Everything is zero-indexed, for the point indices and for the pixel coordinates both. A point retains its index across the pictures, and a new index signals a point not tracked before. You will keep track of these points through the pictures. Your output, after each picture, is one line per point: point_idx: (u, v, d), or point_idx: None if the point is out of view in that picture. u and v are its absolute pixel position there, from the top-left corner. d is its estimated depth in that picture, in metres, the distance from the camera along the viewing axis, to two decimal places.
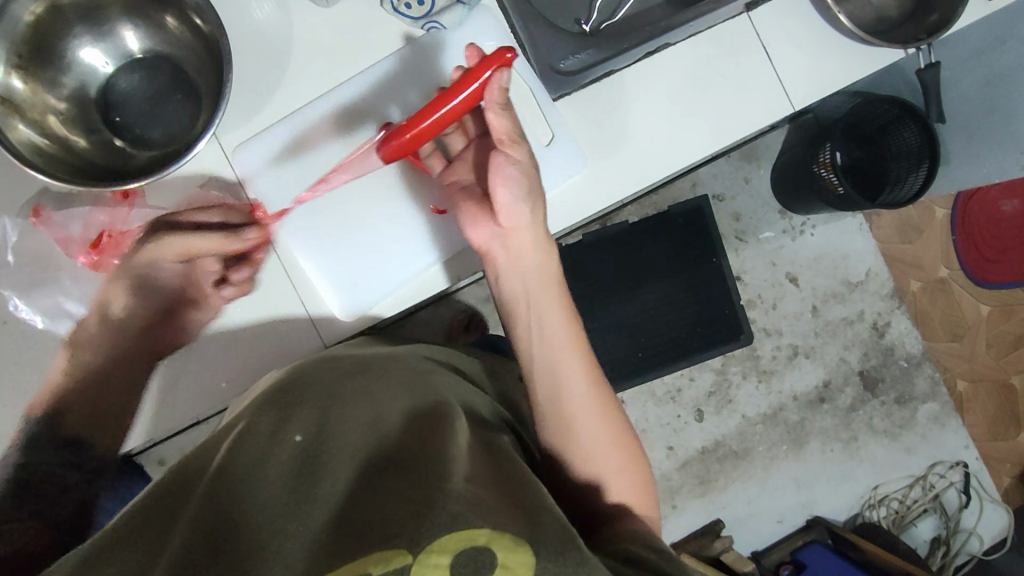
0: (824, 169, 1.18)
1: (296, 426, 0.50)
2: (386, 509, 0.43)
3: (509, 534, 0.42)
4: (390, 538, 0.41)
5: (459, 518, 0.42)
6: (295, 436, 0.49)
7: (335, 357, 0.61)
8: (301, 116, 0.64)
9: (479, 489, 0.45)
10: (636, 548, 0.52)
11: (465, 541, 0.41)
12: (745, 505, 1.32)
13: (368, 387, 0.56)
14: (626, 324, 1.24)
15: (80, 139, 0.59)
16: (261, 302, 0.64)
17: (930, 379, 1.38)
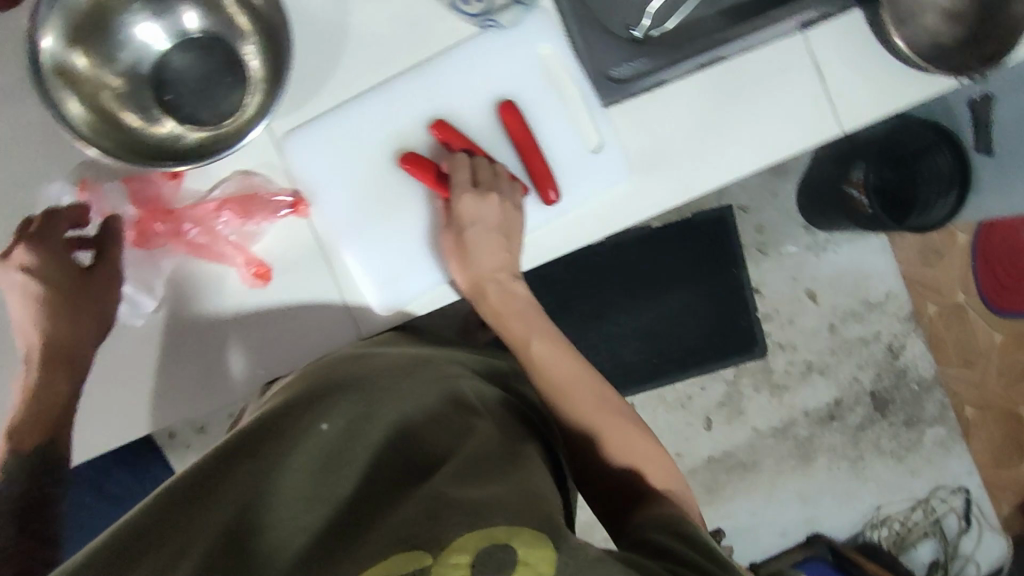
0: (857, 189, 1.19)
1: (323, 417, 0.50)
2: (403, 508, 0.41)
3: (529, 530, 0.39)
4: (405, 536, 0.38)
5: (477, 514, 0.39)
6: (321, 426, 0.50)
7: (369, 351, 0.60)
8: (349, 109, 0.63)
9: (501, 489, 0.43)
10: (661, 537, 0.49)
11: (483, 539, 0.38)
12: (748, 516, 1.32)
13: (396, 385, 0.55)
14: (643, 329, 1.24)
15: (132, 117, 0.59)
16: (301, 290, 0.64)
17: (940, 404, 1.37)
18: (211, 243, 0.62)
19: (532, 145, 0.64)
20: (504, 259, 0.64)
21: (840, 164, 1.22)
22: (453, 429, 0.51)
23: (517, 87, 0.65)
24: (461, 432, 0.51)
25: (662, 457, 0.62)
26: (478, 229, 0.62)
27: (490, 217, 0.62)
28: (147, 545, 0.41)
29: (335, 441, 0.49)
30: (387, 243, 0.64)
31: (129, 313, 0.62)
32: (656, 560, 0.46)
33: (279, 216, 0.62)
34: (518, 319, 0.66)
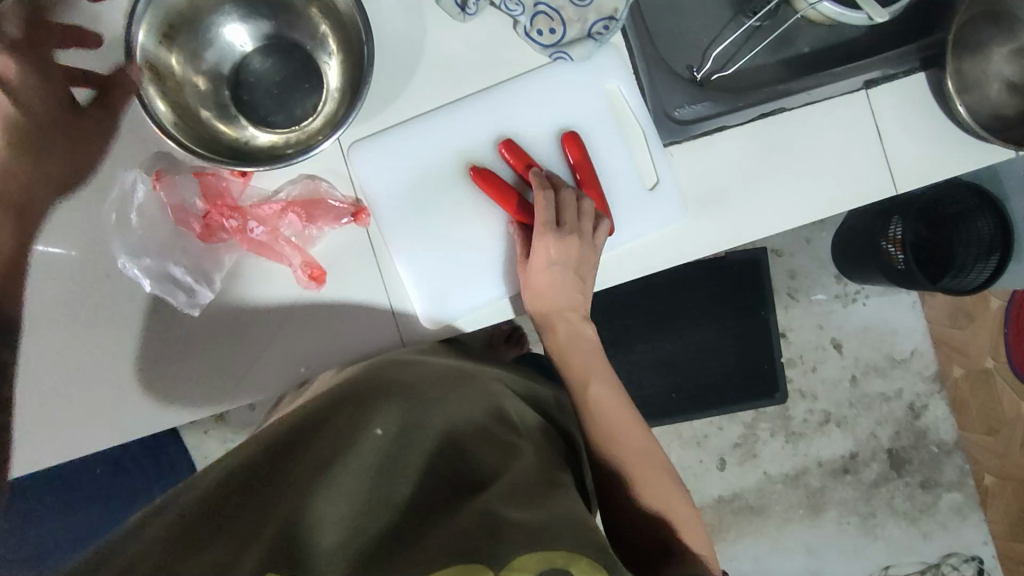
0: (893, 246, 1.18)
1: (377, 421, 0.49)
2: (461, 525, 0.41)
3: (587, 559, 0.39)
4: (468, 551, 0.38)
5: (537, 538, 0.40)
6: (376, 430, 0.48)
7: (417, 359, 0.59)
8: (417, 125, 0.65)
9: (554, 515, 0.43)
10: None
11: (544, 561, 0.38)
12: (752, 562, 1.31)
13: (445, 398, 0.55)
14: (665, 362, 1.25)
15: (210, 114, 0.61)
16: (352, 296, 0.65)
17: (958, 469, 1.35)
18: (273, 242, 0.63)
19: (592, 179, 0.65)
20: (573, 298, 0.66)
21: (881, 217, 1.19)
22: (501, 448, 0.51)
23: (581, 120, 0.67)
24: (509, 452, 0.51)
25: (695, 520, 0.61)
26: (553, 267, 0.64)
27: (568, 258, 0.63)
28: (202, 535, 0.39)
29: (389, 447, 0.47)
30: (452, 260, 0.65)
31: (188, 303, 0.62)
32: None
33: (340, 223, 0.64)
34: (580, 355, 0.67)
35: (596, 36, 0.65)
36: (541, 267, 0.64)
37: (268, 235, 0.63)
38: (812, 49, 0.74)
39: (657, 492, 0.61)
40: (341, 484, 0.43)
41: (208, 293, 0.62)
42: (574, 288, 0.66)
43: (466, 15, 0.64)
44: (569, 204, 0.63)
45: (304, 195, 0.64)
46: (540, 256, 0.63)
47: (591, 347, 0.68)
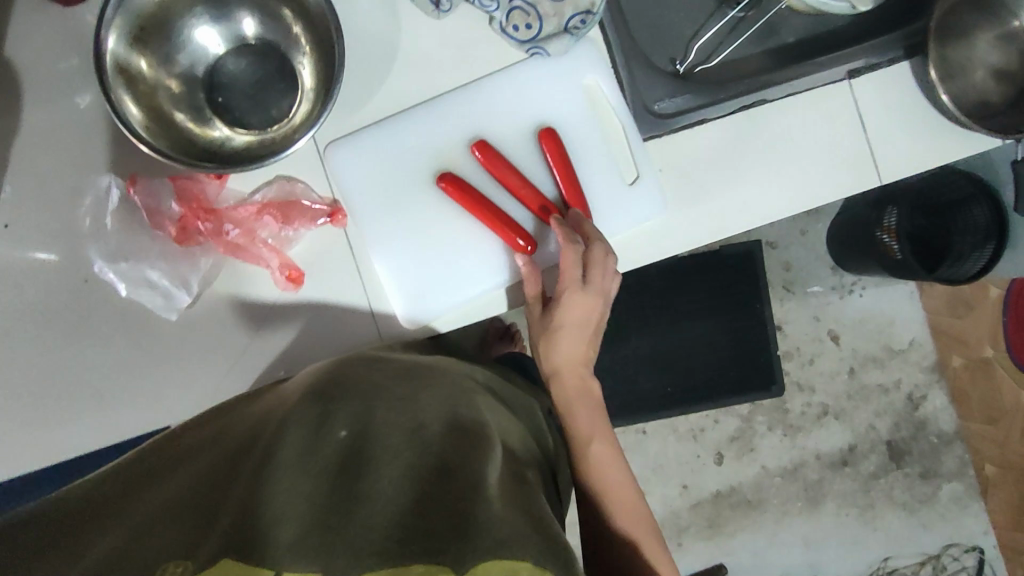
0: (888, 235, 1.17)
1: (343, 421, 0.48)
2: (427, 524, 0.41)
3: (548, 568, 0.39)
4: (430, 552, 0.38)
5: (501, 543, 0.40)
6: (341, 432, 0.47)
7: (382, 359, 0.59)
8: (393, 124, 0.65)
9: (521, 520, 0.43)
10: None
11: (505, 569, 0.38)
12: (751, 555, 1.31)
13: (413, 395, 0.53)
14: (660, 356, 1.24)
15: (185, 117, 0.61)
16: (328, 294, 0.65)
17: (959, 460, 1.34)
18: (249, 244, 0.63)
19: (570, 176, 0.65)
20: (584, 354, 0.65)
21: (875, 208, 1.20)
22: (472, 439, 0.50)
23: (560, 115, 0.66)
24: (479, 445, 0.50)
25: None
26: (568, 318, 0.63)
27: (585, 312, 0.64)
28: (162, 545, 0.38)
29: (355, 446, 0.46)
30: (455, 291, 0.66)
31: (165, 307, 0.62)
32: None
33: (317, 224, 0.64)
34: (586, 414, 0.65)
35: (573, 30, 0.64)
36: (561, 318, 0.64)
37: (245, 237, 0.63)
38: (796, 38, 0.73)
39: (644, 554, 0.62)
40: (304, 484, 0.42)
41: (185, 296, 0.62)
42: (586, 341, 0.65)
43: (441, 13, 0.64)
44: (595, 262, 0.62)
45: (279, 197, 0.64)
46: (565, 307, 0.63)
47: (595, 405, 0.66)
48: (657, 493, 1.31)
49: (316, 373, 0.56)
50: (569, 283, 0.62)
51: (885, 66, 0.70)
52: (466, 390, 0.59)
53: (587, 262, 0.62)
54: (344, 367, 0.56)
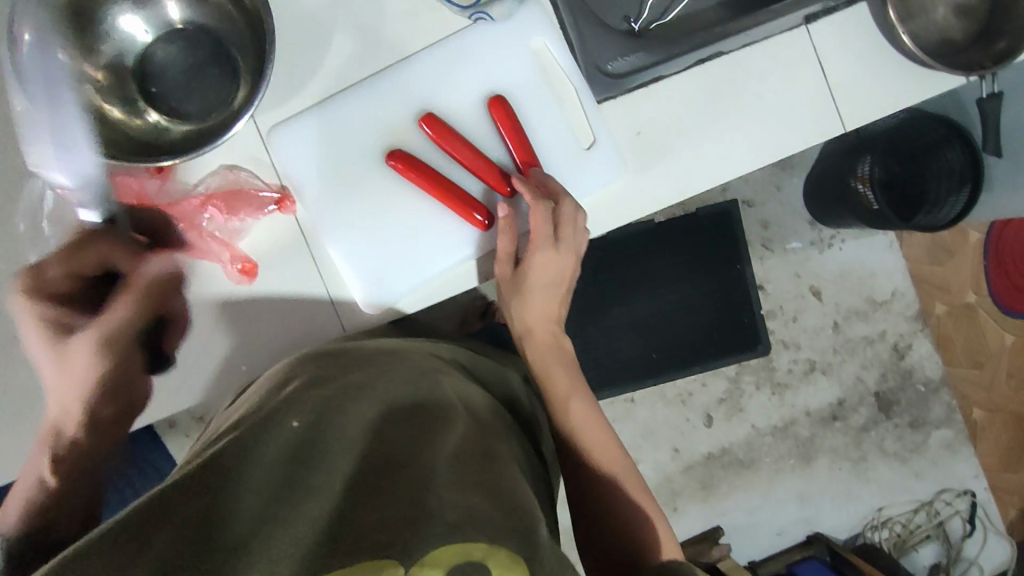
0: (862, 183, 1.16)
1: (294, 418, 0.45)
2: (379, 513, 0.37)
3: (509, 553, 0.36)
4: (381, 539, 0.35)
5: (459, 528, 0.36)
6: (291, 428, 0.44)
7: (344, 351, 0.58)
8: (336, 103, 0.62)
9: (482, 505, 0.40)
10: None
11: (461, 553, 0.34)
12: (746, 515, 1.31)
13: (373, 386, 0.52)
14: (644, 324, 1.22)
15: (115, 110, 0.58)
16: (286, 290, 0.64)
17: (947, 406, 1.34)
18: (197, 239, 0.62)
19: (523, 142, 0.63)
20: (555, 313, 0.67)
21: (848, 157, 1.17)
22: (429, 429, 0.48)
23: (509, 82, 0.64)
24: (437, 434, 0.47)
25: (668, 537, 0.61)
26: (541, 279, 0.64)
27: (560, 270, 0.64)
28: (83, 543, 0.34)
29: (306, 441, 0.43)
30: (417, 260, 0.64)
31: (115, 309, 0.61)
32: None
33: (265, 212, 0.62)
34: (562, 369, 0.66)
35: None
36: (537, 277, 0.64)
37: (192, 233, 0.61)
38: None
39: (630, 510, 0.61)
40: (248, 480, 0.39)
41: None
42: (558, 298, 0.66)
43: None
44: (566, 222, 0.62)
45: (223, 188, 0.62)
46: (534, 270, 0.63)
47: (570, 362, 0.67)
48: (650, 459, 1.30)
49: (279, 377, 0.55)
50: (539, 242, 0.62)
51: (842, 9, 0.68)
52: (431, 372, 0.58)
53: (557, 223, 0.62)
54: (304, 368, 0.55)
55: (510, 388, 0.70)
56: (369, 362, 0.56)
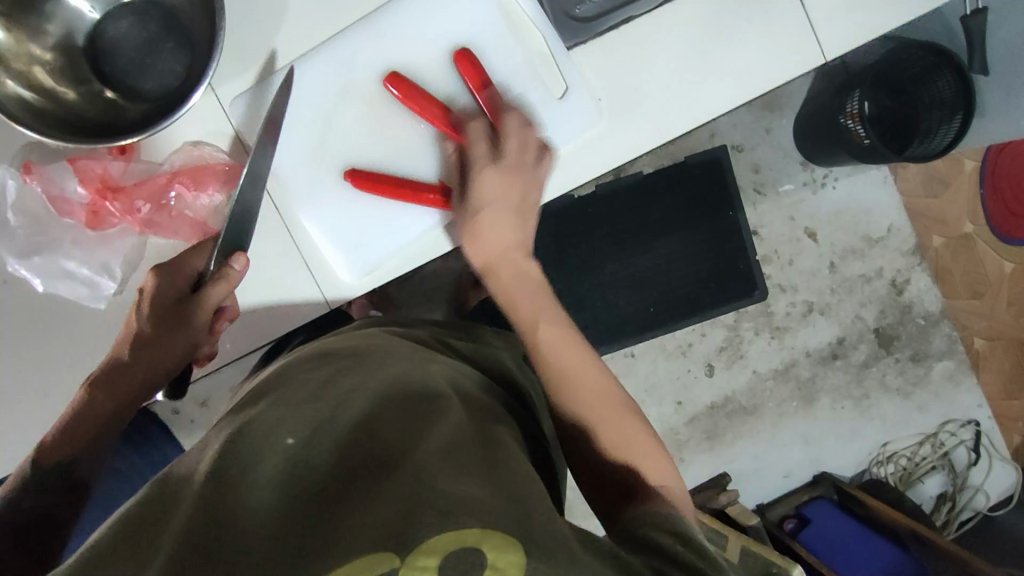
0: (852, 120, 1.11)
1: (288, 427, 0.44)
2: (373, 512, 0.36)
3: (499, 532, 0.36)
4: (374, 536, 0.35)
5: (450, 515, 0.35)
6: (287, 437, 0.43)
7: (331, 348, 0.58)
8: (294, 71, 0.61)
9: (476, 485, 0.40)
10: (653, 533, 0.46)
11: (453, 540, 0.35)
12: (752, 460, 1.31)
13: (363, 376, 0.51)
14: (638, 278, 1.21)
15: (68, 91, 0.56)
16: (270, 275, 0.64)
17: (947, 337, 1.33)
18: (165, 219, 0.61)
19: (492, 95, 0.61)
20: (516, 236, 0.62)
21: (838, 95, 1.12)
22: (425, 416, 0.46)
23: (474, 32, 0.62)
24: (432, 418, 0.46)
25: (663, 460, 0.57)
26: (492, 202, 0.60)
27: (504, 188, 0.60)
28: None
29: (304, 450, 0.43)
30: (370, 217, 0.63)
31: (91, 296, 0.61)
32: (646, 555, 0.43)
33: (234, 186, 0.61)
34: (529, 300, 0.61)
35: None
36: (477, 208, 0.61)
37: (160, 210, 0.60)
38: None
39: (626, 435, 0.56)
40: (250, 496, 0.39)
41: (110, 283, 0.61)
42: (517, 224, 0.62)
43: None
44: (480, 139, 0.60)
45: (188, 165, 0.60)
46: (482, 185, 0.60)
47: (536, 286, 0.62)
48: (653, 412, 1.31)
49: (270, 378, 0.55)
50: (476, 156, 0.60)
51: None
52: (421, 356, 0.57)
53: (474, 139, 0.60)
54: (294, 368, 0.55)
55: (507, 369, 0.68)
56: (359, 355, 0.56)
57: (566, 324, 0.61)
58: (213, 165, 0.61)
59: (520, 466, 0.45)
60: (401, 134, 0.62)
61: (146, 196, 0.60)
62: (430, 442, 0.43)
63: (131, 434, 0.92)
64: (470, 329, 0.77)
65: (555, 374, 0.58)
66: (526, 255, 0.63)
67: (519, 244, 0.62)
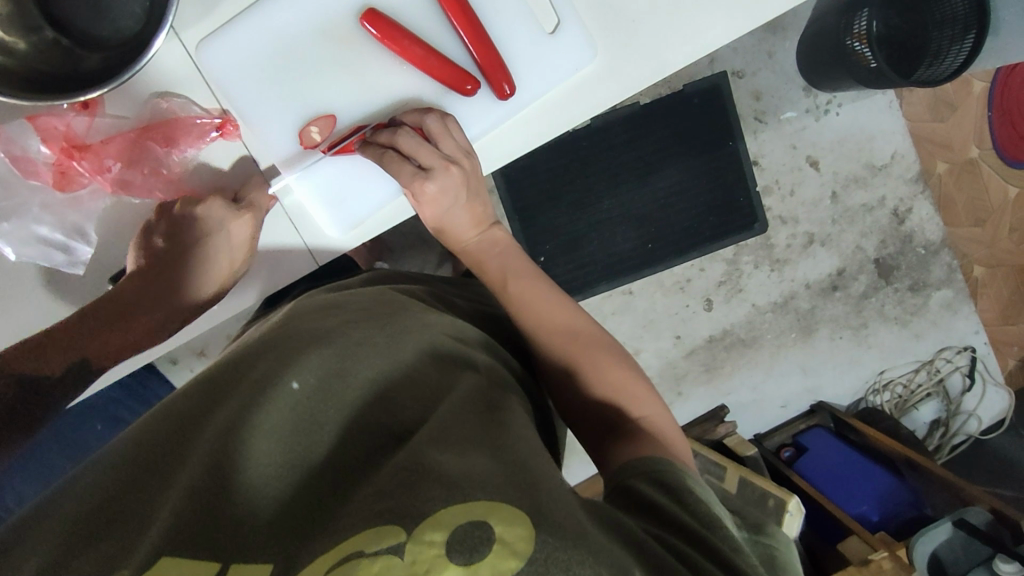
0: (860, 42, 1.03)
1: (296, 371, 0.44)
2: (378, 486, 0.36)
3: (507, 506, 0.33)
4: (387, 510, 0.33)
5: (456, 488, 0.33)
6: (292, 384, 0.43)
7: (333, 305, 0.56)
8: (265, 11, 0.56)
9: (483, 461, 0.37)
10: (648, 487, 0.44)
11: (464, 515, 0.32)
12: (750, 392, 1.32)
13: (373, 337, 0.49)
14: (636, 214, 1.18)
15: (19, 41, 0.52)
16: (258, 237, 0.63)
17: (947, 266, 1.30)
18: (139, 177, 0.59)
19: (479, 33, 0.57)
20: (477, 215, 0.63)
21: (846, 13, 1.03)
22: (432, 390, 0.46)
23: None
24: (440, 391, 0.45)
25: (652, 396, 0.56)
26: (443, 202, 0.60)
27: (456, 193, 0.60)
28: (103, 533, 0.36)
29: (307, 404, 0.43)
30: (353, 178, 0.61)
31: (68, 262, 0.59)
32: (646, 516, 0.41)
33: (206, 140, 0.59)
34: (495, 260, 0.64)
35: None
36: (432, 205, 0.60)
37: (135, 170, 0.58)
38: None
39: (613, 380, 0.56)
40: (255, 460, 0.39)
41: (87, 247, 0.59)
42: (471, 202, 0.62)
43: None
44: (441, 134, 0.57)
45: (158, 123, 0.57)
46: (445, 147, 0.58)
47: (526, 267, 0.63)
48: (652, 347, 1.30)
49: (268, 330, 0.53)
50: (462, 87, 0.57)
51: None
52: (420, 315, 0.55)
53: (431, 138, 0.57)
54: (293, 321, 0.53)
55: (501, 325, 0.67)
56: (366, 314, 0.53)
57: (533, 274, 0.62)
58: (184, 119, 0.57)
59: (524, 428, 0.43)
60: (384, 77, 0.58)
61: (117, 155, 0.58)
62: (437, 415, 0.42)
63: (129, 386, 0.93)
64: (476, 288, 0.78)
65: (552, 336, 0.58)
66: (480, 219, 0.64)
67: (475, 220, 0.63)
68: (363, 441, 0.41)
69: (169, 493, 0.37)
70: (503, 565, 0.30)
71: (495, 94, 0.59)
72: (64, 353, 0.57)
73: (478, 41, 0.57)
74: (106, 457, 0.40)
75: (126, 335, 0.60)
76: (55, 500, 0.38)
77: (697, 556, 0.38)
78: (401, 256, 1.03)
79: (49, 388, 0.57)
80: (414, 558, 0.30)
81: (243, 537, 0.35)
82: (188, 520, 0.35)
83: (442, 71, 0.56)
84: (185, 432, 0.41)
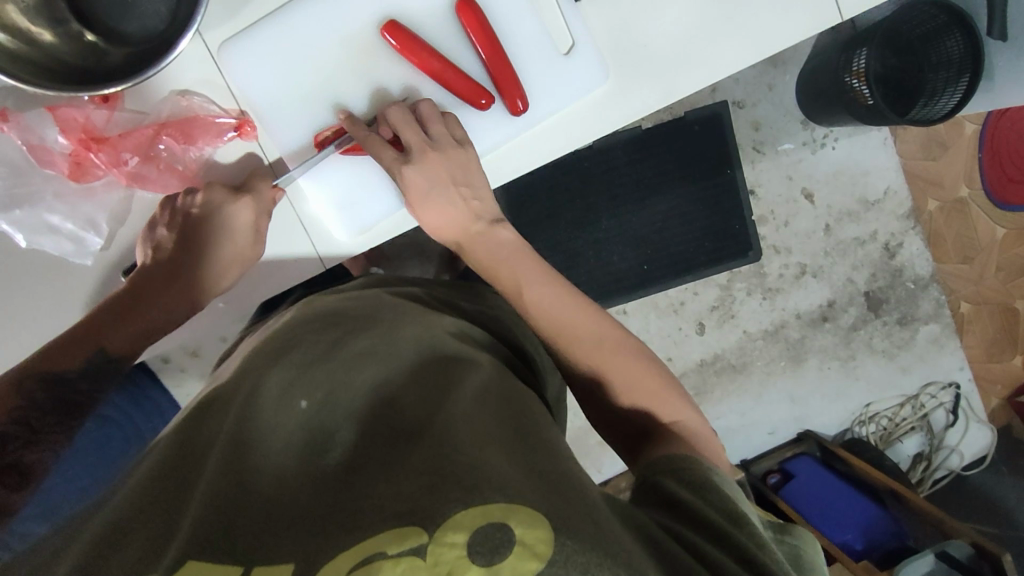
0: (858, 80, 1.05)
1: (304, 388, 0.45)
2: (396, 486, 0.36)
3: (526, 506, 0.34)
4: (406, 511, 0.34)
5: (474, 488, 0.34)
6: (302, 401, 0.44)
7: (342, 310, 0.57)
8: (288, 18, 0.57)
9: (497, 460, 0.37)
10: (673, 484, 0.45)
11: (483, 516, 0.33)
12: (738, 417, 1.33)
13: (379, 347, 0.49)
14: (633, 236, 1.20)
15: (45, 32, 0.53)
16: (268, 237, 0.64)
17: (935, 302, 1.33)
18: (155, 172, 0.60)
19: (496, 50, 0.58)
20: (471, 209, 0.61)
21: (845, 51, 1.07)
22: (440, 385, 0.45)
23: None
24: (450, 385, 0.45)
25: (683, 401, 0.58)
26: (426, 186, 0.60)
27: (441, 173, 0.59)
28: (125, 540, 0.36)
29: (317, 413, 0.43)
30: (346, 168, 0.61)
31: (77, 252, 0.60)
32: (665, 512, 0.42)
33: (223, 139, 0.60)
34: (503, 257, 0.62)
35: None
36: (420, 188, 0.60)
37: (152, 165, 0.60)
38: None
39: (643, 384, 0.57)
40: (270, 469, 0.39)
41: (96, 238, 0.60)
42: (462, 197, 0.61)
43: None
44: (431, 116, 0.58)
45: (177, 120, 0.58)
46: (433, 126, 0.58)
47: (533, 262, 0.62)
48: None
49: (277, 334, 0.54)
50: (471, 95, 0.58)
51: None
52: (427, 320, 0.55)
53: (421, 120, 0.58)
54: (303, 326, 0.53)
55: (512, 331, 0.68)
56: (375, 322, 0.54)
57: (550, 276, 0.61)
58: (203, 118, 0.59)
59: (537, 426, 0.44)
60: (401, 87, 0.59)
61: (136, 149, 0.59)
62: (449, 409, 0.42)
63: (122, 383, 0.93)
64: (478, 292, 0.78)
65: (568, 337, 0.58)
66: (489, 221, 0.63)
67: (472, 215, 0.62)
68: (376, 432, 0.41)
69: (188, 504, 0.37)
70: (524, 565, 0.31)
71: (508, 109, 0.60)
72: (79, 352, 0.58)
73: (495, 57, 0.58)
74: (129, 480, 0.41)
75: (138, 327, 0.61)
76: (82, 524, 0.39)
77: (715, 553, 0.38)
78: (401, 266, 1.04)
79: (74, 381, 0.58)
80: (436, 559, 0.32)
81: (262, 541, 0.35)
82: (208, 529, 0.35)
83: (457, 84, 0.58)
84: (201, 449, 0.42)
